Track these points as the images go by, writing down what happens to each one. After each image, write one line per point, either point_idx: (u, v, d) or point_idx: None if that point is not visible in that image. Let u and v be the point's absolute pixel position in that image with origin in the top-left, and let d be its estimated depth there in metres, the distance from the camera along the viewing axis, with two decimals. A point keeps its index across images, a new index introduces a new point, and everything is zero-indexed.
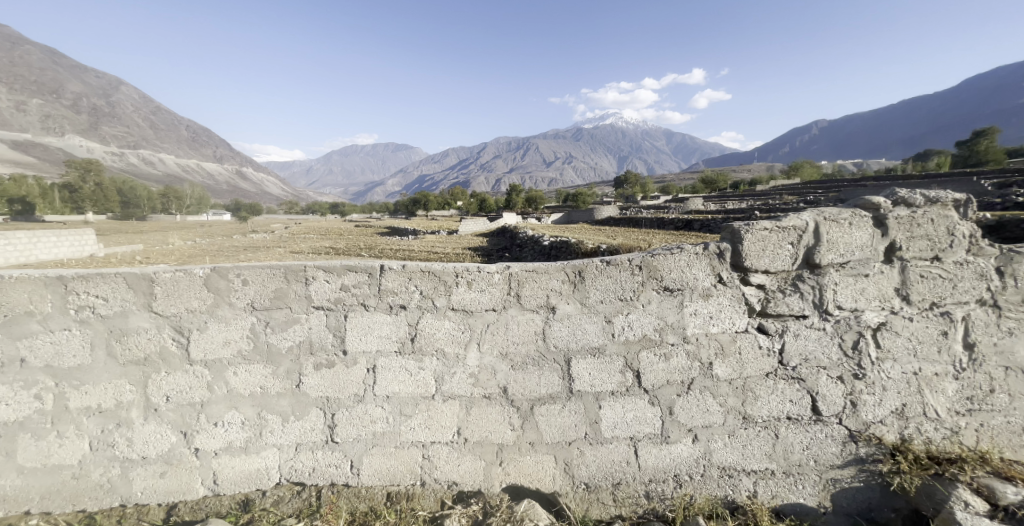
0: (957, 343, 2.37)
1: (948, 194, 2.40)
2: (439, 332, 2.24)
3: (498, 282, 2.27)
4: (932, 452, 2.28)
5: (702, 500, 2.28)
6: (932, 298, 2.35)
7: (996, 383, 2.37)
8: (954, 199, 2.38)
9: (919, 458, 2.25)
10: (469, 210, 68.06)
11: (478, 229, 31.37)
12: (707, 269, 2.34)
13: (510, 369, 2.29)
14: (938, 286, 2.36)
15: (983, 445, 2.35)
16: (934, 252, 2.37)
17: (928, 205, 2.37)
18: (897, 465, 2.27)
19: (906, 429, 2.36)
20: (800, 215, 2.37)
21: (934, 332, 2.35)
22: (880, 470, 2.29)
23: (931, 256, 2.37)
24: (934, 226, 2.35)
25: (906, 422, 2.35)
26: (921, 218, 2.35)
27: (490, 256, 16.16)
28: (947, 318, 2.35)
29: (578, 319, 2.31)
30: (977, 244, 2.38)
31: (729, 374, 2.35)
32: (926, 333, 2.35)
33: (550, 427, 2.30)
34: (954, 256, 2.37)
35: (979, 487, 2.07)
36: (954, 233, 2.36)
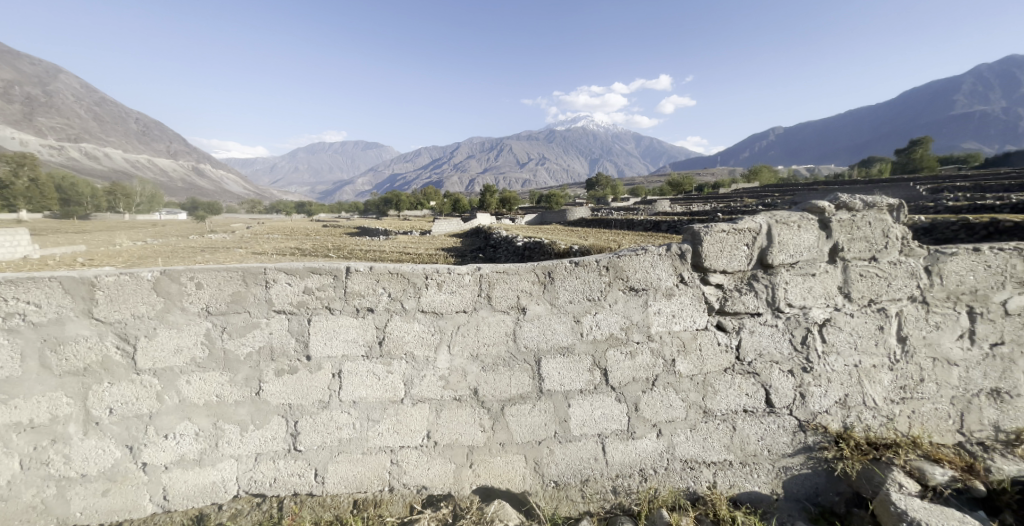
0: (893, 337, 2.51)
1: (883, 199, 2.57)
2: (407, 335, 2.20)
3: (469, 283, 2.26)
4: (871, 439, 2.42)
5: (666, 493, 2.33)
6: (870, 296, 2.50)
7: (926, 373, 2.51)
8: (888, 204, 2.55)
9: (859, 445, 2.40)
10: (441, 210, 67.63)
11: (451, 229, 31.22)
12: (669, 270, 2.41)
13: (480, 370, 2.28)
14: (875, 284, 2.50)
15: (914, 431, 2.49)
16: (871, 253, 2.52)
17: (867, 209, 2.52)
18: (840, 453, 2.39)
19: (849, 417, 2.49)
20: (754, 218, 2.48)
21: (872, 327, 2.50)
22: (826, 457, 2.41)
23: (869, 256, 2.52)
24: (873, 229, 2.51)
25: (848, 411, 2.48)
26: (861, 221, 2.50)
27: (464, 257, 16.13)
28: (883, 314, 2.50)
29: (547, 319, 2.33)
30: (908, 245, 2.54)
31: (691, 370, 2.42)
32: (866, 328, 2.50)
33: (520, 427, 2.30)
34: (889, 255, 2.52)
35: (911, 470, 2.23)
36: (888, 235, 2.52)
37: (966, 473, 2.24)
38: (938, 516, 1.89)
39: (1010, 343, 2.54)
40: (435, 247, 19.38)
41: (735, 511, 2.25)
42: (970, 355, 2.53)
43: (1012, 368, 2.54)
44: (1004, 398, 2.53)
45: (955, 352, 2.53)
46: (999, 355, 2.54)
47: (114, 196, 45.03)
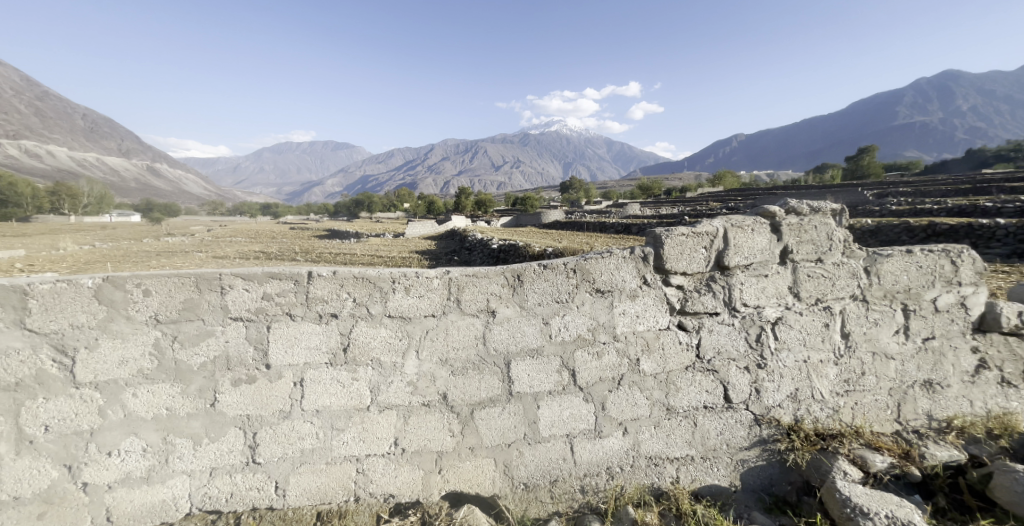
0: (837, 333, 2.67)
1: (828, 205, 2.72)
2: (374, 340, 2.16)
3: (437, 287, 2.25)
4: (819, 430, 2.55)
5: (632, 489, 2.38)
6: (816, 295, 2.64)
7: (866, 366, 2.68)
8: (831, 209, 2.71)
9: (809, 436, 2.52)
10: (413, 213, 66.84)
11: (424, 232, 30.90)
12: (633, 272, 2.47)
13: (450, 375, 2.26)
14: (821, 284, 2.65)
15: (856, 421, 2.64)
16: (818, 255, 2.66)
17: (813, 213, 2.67)
18: (792, 444, 2.51)
19: (799, 410, 2.61)
20: (712, 222, 2.58)
21: (818, 324, 2.64)
22: (779, 449, 2.52)
23: (816, 258, 2.66)
24: (819, 232, 2.66)
25: (798, 404, 2.61)
26: (807, 225, 2.64)
27: (438, 259, 15.99)
28: (828, 311, 2.65)
29: (517, 322, 2.34)
30: (850, 248, 2.70)
31: (655, 368, 2.49)
32: (813, 325, 2.64)
33: (490, 431, 2.30)
34: (834, 257, 2.68)
35: (853, 457, 2.37)
36: (833, 238, 2.68)
37: (902, 459, 2.39)
38: (878, 502, 2.02)
39: (940, 337, 2.73)
40: (409, 250, 19.08)
41: (696, 503, 2.32)
42: (904, 349, 2.71)
43: (943, 360, 2.73)
44: (937, 389, 2.71)
45: (892, 347, 2.70)
46: (931, 348, 2.72)
47: (57, 197, 42.00)
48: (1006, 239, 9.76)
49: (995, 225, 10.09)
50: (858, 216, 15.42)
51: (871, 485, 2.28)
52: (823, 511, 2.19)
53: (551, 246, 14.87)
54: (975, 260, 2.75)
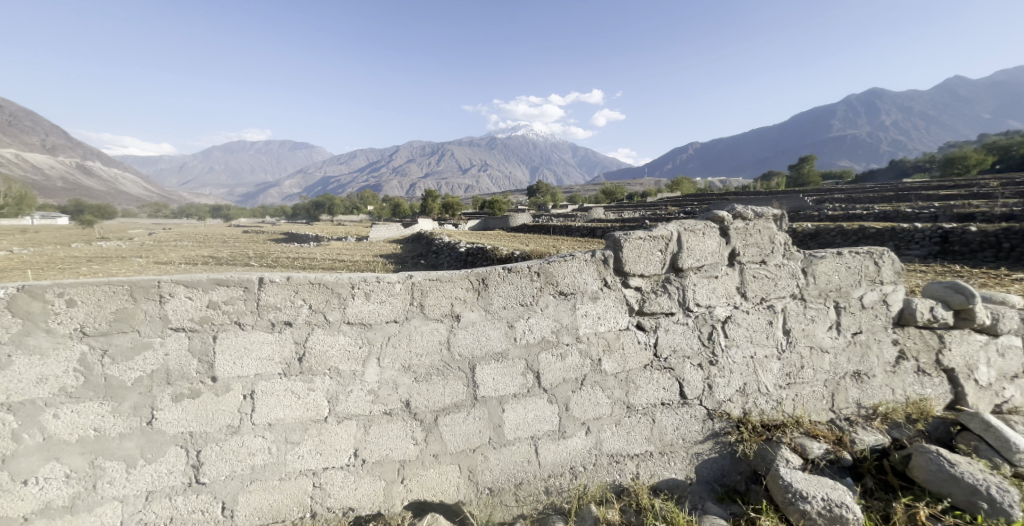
0: (779, 329, 2.79)
1: (770, 210, 2.87)
2: (331, 349, 2.08)
3: (399, 292, 2.19)
4: (765, 421, 2.68)
5: (595, 487, 2.41)
6: (761, 295, 2.77)
7: (805, 360, 2.82)
8: (773, 214, 2.85)
9: (756, 427, 2.64)
10: (377, 216, 65.39)
11: (389, 235, 30.22)
12: (594, 274, 2.51)
13: (412, 381, 2.21)
14: (765, 284, 2.78)
15: (796, 411, 2.77)
16: (762, 257, 2.79)
17: (757, 218, 2.80)
18: (741, 435, 2.61)
19: (747, 404, 2.71)
20: (667, 226, 2.66)
21: (763, 322, 2.76)
22: (730, 441, 2.62)
23: (760, 260, 2.79)
24: (763, 236, 2.79)
25: (747, 398, 2.71)
26: (752, 229, 2.77)
27: (404, 263, 15.66)
28: (771, 310, 2.78)
29: (482, 326, 2.32)
30: (790, 250, 2.85)
31: (615, 368, 2.53)
32: (758, 323, 2.75)
33: (454, 437, 2.26)
34: (776, 258, 2.81)
35: (795, 445, 2.51)
36: (775, 241, 2.82)
37: (836, 445, 2.56)
38: (817, 487, 2.17)
39: (866, 331, 2.91)
40: (373, 254, 18.61)
41: (654, 498, 2.36)
42: (837, 343, 2.86)
43: (869, 352, 2.90)
44: (864, 379, 2.88)
45: (826, 341, 2.85)
46: (859, 341, 2.89)
47: None
48: (925, 242, 10.70)
49: (915, 229, 11.05)
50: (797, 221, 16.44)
51: (810, 470, 2.43)
52: (768, 498, 2.32)
53: (519, 249, 14.88)
54: (894, 260, 2.96)
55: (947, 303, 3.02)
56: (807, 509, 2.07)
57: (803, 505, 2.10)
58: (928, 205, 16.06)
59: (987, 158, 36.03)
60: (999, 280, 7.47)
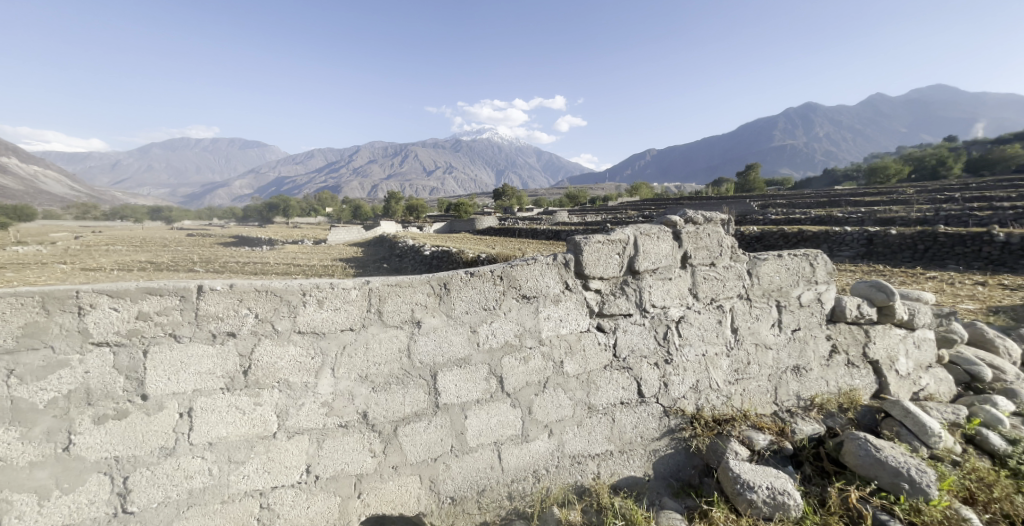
0: (728, 328, 2.90)
1: (718, 215, 2.98)
2: (281, 361, 1.96)
3: (356, 298, 2.10)
4: (716, 416, 2.77)
5: (557, 490, 2.40)
6: (711, 295, 2.87)
7: (751, 356, 2.93)
8: (721, 219, 2.97)
9: (708, 422, 2.72)
10: (337, 219, 63.31)
11: (350, 238, 29.26)
12: (556, 277, 2.51)
13: (370, 391, 2.12)
14: (715, 285, 2.88)
15: (744, 406, 2.88)
16: (711, 259, 2.89)
17: (707, 222, 2.91)
18: (695, 431, 2.69)
19: (700, 400, 2.80)
20: (623, 230, 2.71)
21: (713, 321, 2.85)
22: (684, 437, 2.69)
23: (709, 262, 2.89)
24: (713, 239, 2.90)
25: (700, 395, 2.79)
26: (703, 233, 2.87)
27: (365, 267, 15.18)
28: (720, 309, 2.88)
29: (443, 330, 2.27)
30: (736, 252, 2.97)
31: (576, 369, 2.54)
32: (709, 322, 2.85)
33: (414, 447, 2.19)
34: (724, 260, 2.92)
35: (743, 438, 2.61)
36: (723, 244, 2.93)
37: (779, 436, 2.68)
38: (762, 477, 2.28)
39: (804, 328, 3.06)
40: (332, 258, 17.91)
41: (614, 496, 2.39)
42: (779, 340, 3.00)
43: (807, 347, 3.05)
44: (802, 373, 3.03)
45: (770, 337, 2.98)
46: (798, 337, 3.04)
47: None
48: (853, 244, 11.54)
49: (845, 232, 11.90)
50: (743, 225, 17.33)
51: (757, 461, 2.53)
52: (720, 490, 2.41)
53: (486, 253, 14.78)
54: (827, 261, 3.14)
55: (871, 301, 3.25)
56: (753, 499, 2.18)
57: (750, 495, 2.20)
58: (857, 210, 17.38)
59: (906, 169, 39.58)
60: (917, 279, 8.17)
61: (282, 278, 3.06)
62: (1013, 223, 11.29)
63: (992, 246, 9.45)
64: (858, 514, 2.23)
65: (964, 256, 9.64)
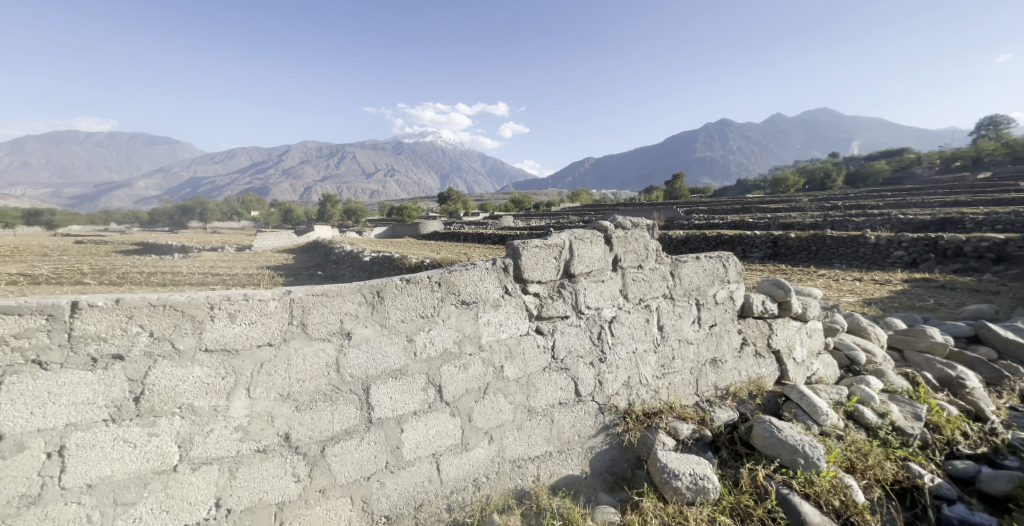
0: (655, 326, 3.02)
1: (644, 221, 3.11)
2: (182, 384, 1.75)
3: (274, 311, 1.93)
4: (646, 410, 2.86)
5: (497, 496, 2.37)
6: (640, 296, 2.97)
7: (675, 352, 3.07)
8: (646, 225, 3.10)
9: (639, 416, 2.81)
10: (265, 223, 59.20)
11: (280, 244, 27.43)
12: (495, 283, 2.48)
13: (293, 411, 1.95)
14: (643, 286, 2.99)
15: (670, 398, 3.01)
16: (639, 262, 3.00)
17: (634, 227, 3.03)
18: (627, 425, 2.76)
19: (632, 396, 2.88)
20: (559, 235, 2.74)
21: (642, 321, 2.96)
22: (618, 432, 2.75)
23: (638, 265, 3.00)
24: (640, 243, 3.01)
25: (631, 391, 2.88)
26: (631, 237, 2.98)
27: (297, 275, 14.29)
28: (648, 309, 2.99)
29: (376, 341, 2.15)
30: (661, 256, 3.12)
31: (516, 373, 2.52)
32: (638, 321, 2.95)
33: (345, 467, 2.04)
34: (650, 262, 3.05)
35: (669, 429, 2.72)
36: (649, 248, 3.05)
37: (700, 424, 2.82)
38: (685, 464, 2.40)
39: (720, 324, 3.27)
40: (259, 265, 16.62)
41: (553, 497, 2.40)
42: (699, 335, 3.17)
43: (722, 341, 3.25)
44: (720, 365, 3.22)
45: (691, 334, 3.14)
46: (715, 332, 3.24)
47: None
48: (761, 246, 12.65)
49: (753, 235, 12.99)
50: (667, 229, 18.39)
51: (682, 450, 2.65)
52: (650, 480, 2.50)
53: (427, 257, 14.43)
54: (738, 262, 3.37)
55: (772, 297, 3.52)
56: (678, 486, 2.30)
57: (675, 482, 2.32)
58: (762, 217, 19.14)
59: (802, 180, 44.56)
60: (811, 276, 9.16)
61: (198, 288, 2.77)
62: (882, 227, 13.05)
63: (867, 246, 10.80)
64: (765, 491, 2.43)
65: (846, 256, 10.91)
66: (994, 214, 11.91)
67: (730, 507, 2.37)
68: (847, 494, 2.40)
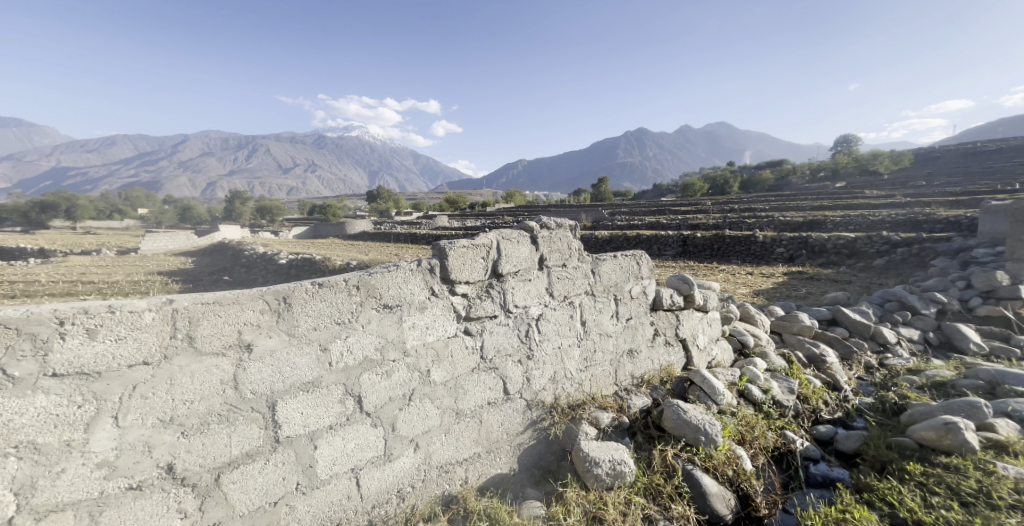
0: (578, 321, 3.08)
1: (566, 221, 3.17)
2: (20, 417, 1.43)
3: (151, 324, 1.65)
4: (571, 402, 2.90)
5: (423, 505, 2.28)
6: (565, 293, 3.02)
7: (597, 345, 3.16)
8: (569, 225, 3.15)
9: (564, 408, 2.84)
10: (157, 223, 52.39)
11: (175, 247, 24.35)
12: (421, 284, 2.37)
13: (179, 438, 1.68)
14: (567, 283, 3.04)
15: (592, 390, 3.09)
16: (563, 260, 3.05)
17: (558, 227, 3.06)
18: (553, 419, 2.79)
19: (557, 390, 2.91)
20: (487, 234, 2.69)
21: (567, 318, 3.01)
22: (545, 426, 2.76)
23: (562, 263, 3.04)
24: (563, 243, 3.06)
25: (557, 385, 2.91)
26: (556, 237, 3.01)
27: (199, 280, 12.82)
28: (572, 305, 3.05)
29: (283, 353, 1.93)
30: (583, 255, 3.20)
31: (444, 376, 2.42)
32: (563, 318, 2.99)
33: (246, 495, 1.81)
34: (573, 262, 3.11)
35: (590, 419, 2.78)
36: (572, 248, 3.11)
37: (618, 412, 2.93)
38: (605, 452, 2.48)
39: (636, 316, 3.43)
40: (148, 271, 14.58)
41: (481, 499, 2.36)
42: (617, 328, 3.30)
43: (638, 333, 3.41)
44: (636, 355, 3.38)
45: (610, 327, 3.26)
46: (632, 325, 3.38)
47: None
48: (672, 245, 13.66)
49: (666, 235, 13.99)
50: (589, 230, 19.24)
51: (603, 439, 2.73)
52: (573, 470, 2.55)
53: (351, 259, 13.66)
54: (651, 259, 3.56)
55: (679, 291, 3.77)
56: (599, 473, 2.37)
57: (596, 470, 2.39)
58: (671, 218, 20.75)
59: (705, 185, 49.06)
60: (713, 271, 10.09)
61: (64, 300, 2.33)
62: (767, 227, 14.77)
63: (756, 244, 12.11)
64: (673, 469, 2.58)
65: (741, 254, 12.14)
66: (849, 217, 14.01)
67: (646, 488, 2.48)
68: (738, 463, 2.64)
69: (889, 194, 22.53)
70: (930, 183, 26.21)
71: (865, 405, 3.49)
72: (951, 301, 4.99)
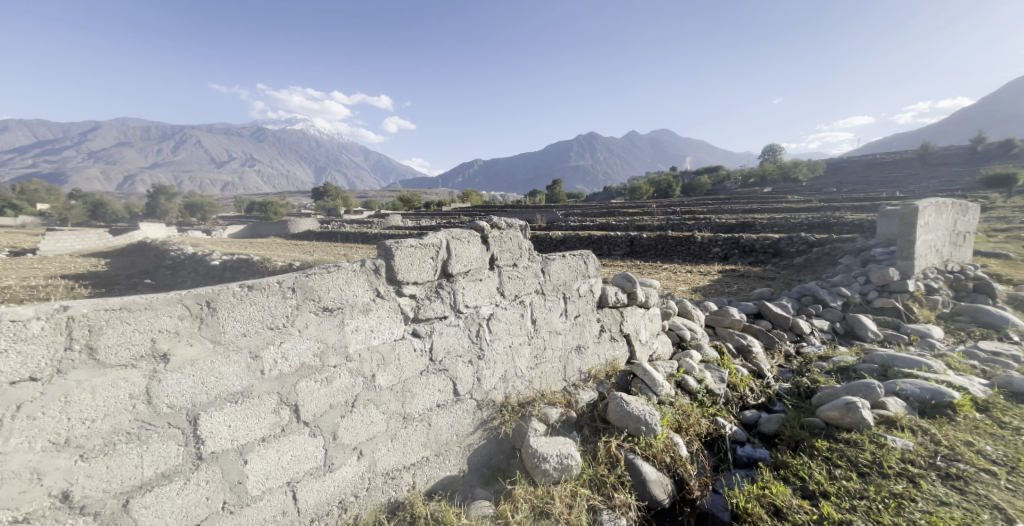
0: (528, 320, 3.10)
1: (517, 221, 3.18)
2: None
3: (41, 335, 1.47)
4: (520, 400, 2.92)
5: (367, 513, 2.19)
6: (515, 292, 3.03)
7: (546, 343, 3.20)
8: (519, 225, 3.16)
9: (514, 407, 2.85)
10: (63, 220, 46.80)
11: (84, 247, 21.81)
12: (365, 285, 2.29)
13: (77, 462, 1.51)
14: (517, 282, 3.05)
15: (541, 387, 3.13)
16: (513, 260, 3.05)
17: (508, 227, 3.06)
18: (503, 417, 2.78)
19: (507, 389, 2.91)
20: (436, 234, 2.64)
21: (516, 316, 3.02)
22: (495, 425, 2.75)
23: (512, 263, 3.04)
24: (514, 243, 3.06)
25: (507, 384, 2.91)
26: (506, 237, 3.01)
27: (117, 284, 11.61)
28: (522, 304, 3.06)
29: (207, 362, 1.78)
30: (533, 255, 3.23)
31: (390, 381, 2.35)
32: (513, 317, 3.00)
33: (160, 518, 1.66)
34: (523, 261, 3.12)
35: (540, 415, 2.81)
36: (522, 248, 3.13)
37: (566, 407, 2.97)
38: (552, 447, 2.52)
39: (583, 314, 3.51)
40: (49, 274, 12.93)
41: (428, 503, 2.33)
42: (566, 326, 3.37)
43: (585, 330, 3.50)
44: (583, 351, 3.46)
45: (559, 325, 3.31)
46: (579, 322, 3.46)
47: None
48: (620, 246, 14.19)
49: (613, 235, 14.51)
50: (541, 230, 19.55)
51: (551, 434, 2.77)
52: (521, 467, 2.56)
53: (294, 260, 12.97)
54: (597, 258, 3.67)
55: (623, 288, 3.91)
56: (546, 468, 2.41)
57: (544, 465, 2.42)
58: (617, 220, 21.54)
59: (649, 188, 51.43)
60: (655, 269, 10.58)
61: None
62: (704, 228, 15.74)
63: (694, 244, 12.86)
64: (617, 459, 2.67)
65: (681, 253, 12.84)
66: (775, 220, 15.27)
67: (590, 479, 2.55)
68: (675, 450, 2.78)
69: (807, 199, 24.77)
70: (842, 190, 29.13)
71: (785, 390, 3.81)
72: (854, 295, 5.57)
